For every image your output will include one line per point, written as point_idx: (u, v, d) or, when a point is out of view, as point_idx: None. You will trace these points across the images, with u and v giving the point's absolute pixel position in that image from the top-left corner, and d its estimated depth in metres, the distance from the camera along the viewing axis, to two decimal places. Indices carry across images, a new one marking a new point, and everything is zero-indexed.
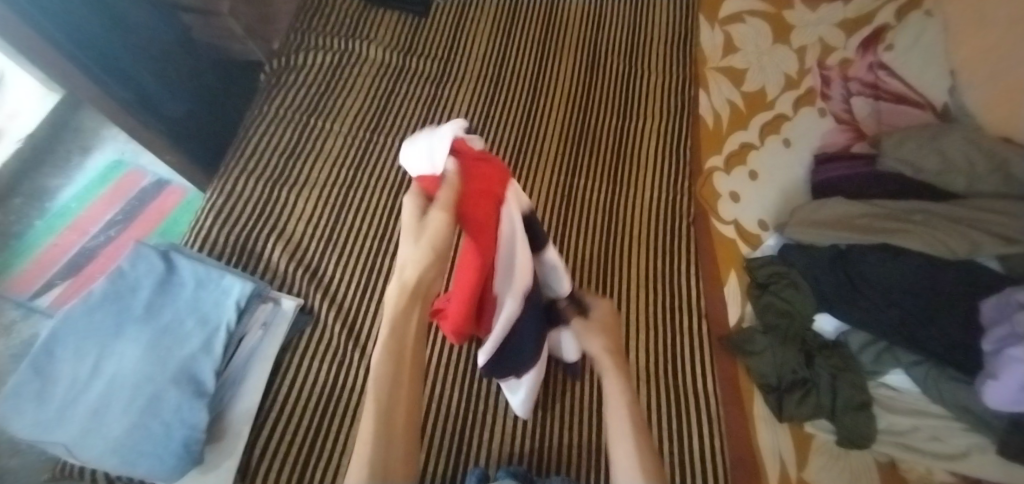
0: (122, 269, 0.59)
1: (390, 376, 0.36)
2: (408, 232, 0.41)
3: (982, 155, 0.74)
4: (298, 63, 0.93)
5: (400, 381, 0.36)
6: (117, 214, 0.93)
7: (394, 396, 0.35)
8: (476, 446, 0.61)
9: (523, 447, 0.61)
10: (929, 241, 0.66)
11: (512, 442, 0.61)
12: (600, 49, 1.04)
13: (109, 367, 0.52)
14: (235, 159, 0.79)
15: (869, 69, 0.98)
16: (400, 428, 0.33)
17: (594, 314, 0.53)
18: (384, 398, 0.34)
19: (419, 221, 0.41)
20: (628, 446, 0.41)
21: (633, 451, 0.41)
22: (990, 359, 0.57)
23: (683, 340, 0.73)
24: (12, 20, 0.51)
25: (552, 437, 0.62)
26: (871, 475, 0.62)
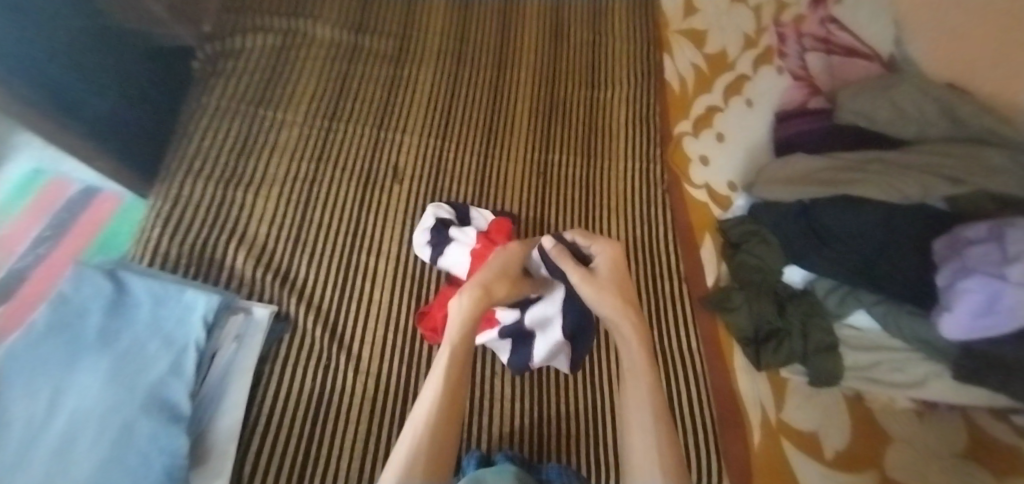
0: (64, 293, 0.52)
1: (450, 378, 0.47)
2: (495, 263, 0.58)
3: (930, 102, 0.77)
4: (237, 47, 0.84)
5: (457, 384, 0.47)
6: (46, 230, 0.77)
7: (452, 396, 0.45)
8: (473, 431, 0.60)
9: (520, 425, 0.62)
10: (885, 188, 0.68)
11: (510, 422, 0.62)
12: (563, 18, 1.01)
13: (69, 402, 0.45)
14: (178, 159, 0.72)
15: (820, 24, 1.01)
16: (448, 424, 0.44)
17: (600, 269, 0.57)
18: (444, 394, 0.45)
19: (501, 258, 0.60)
20: (649, 441, 0.44)
21: (654, 445, 0.44)
22: (943, 293, 0.59)
23: (666, 309, 0.74)
24: None
25: (546, 411, 0.63)
26: (840, 408, 0.68)
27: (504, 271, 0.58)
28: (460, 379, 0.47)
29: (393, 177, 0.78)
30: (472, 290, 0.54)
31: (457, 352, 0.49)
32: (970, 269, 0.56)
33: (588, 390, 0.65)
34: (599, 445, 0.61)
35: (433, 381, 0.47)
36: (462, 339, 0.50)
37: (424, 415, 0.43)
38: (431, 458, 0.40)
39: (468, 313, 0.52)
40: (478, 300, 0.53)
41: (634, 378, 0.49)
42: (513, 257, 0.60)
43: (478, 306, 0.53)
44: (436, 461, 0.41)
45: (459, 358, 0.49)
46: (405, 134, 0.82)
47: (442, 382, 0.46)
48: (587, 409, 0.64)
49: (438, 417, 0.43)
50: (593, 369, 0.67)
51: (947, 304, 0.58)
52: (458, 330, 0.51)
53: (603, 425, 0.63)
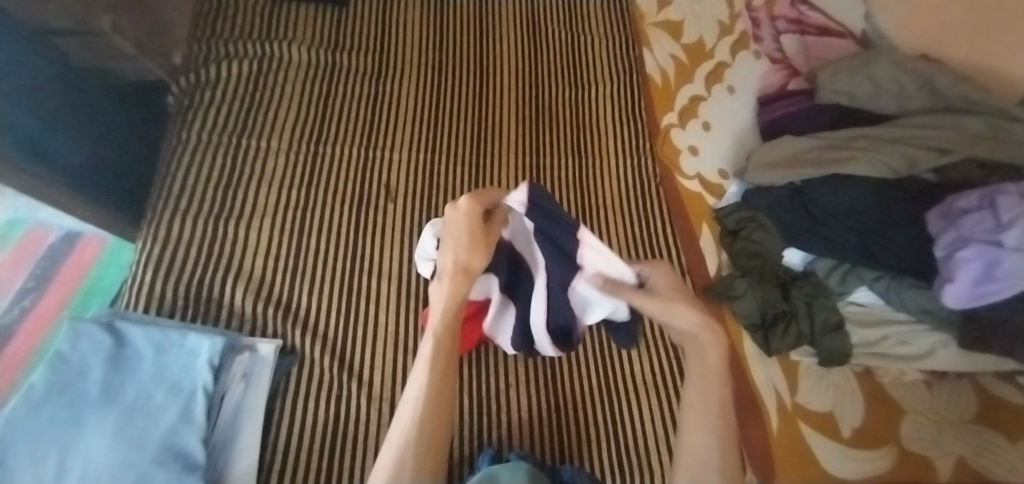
0: (62, 352, 0.50)
1: (437, 368, 0.42)
2: (457, 236, 0.46)
3: (907, 75, 0.78)
4: (210, 77, 0.82)
5: (444, 376, 0.42)
6: (28, 280, 0.81)
7: (439, 392, 0.41)
8: (491, 435, 0.59)
9: (540, 426, 0.61)
10: (875, 164, 0.70)
11: (529, 424, 0.61)
12: (539, 20, 1.00)
13: (77, 464, 0.42)
14: (162, 198, 0.70)
15: (791, 6, 1.02)
16: (436, 424, 0.39)
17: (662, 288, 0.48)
18: (432, 384, 0.41)
19: (463, 227, 0.46)
20: (710, 448, 0.39)
21: (717, 453, 0.39)
22: (944, 264, 0.61)
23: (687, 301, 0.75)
24: None
25: (561, 412, 0.63)
26: (851, 386, 0.69)
27: (473, 235, 0.45)
28: (446, 368, 0.43)
29: (386, 196, 0.76)
30: (450, 275, 0.45)
31: (441, 340, 0.44)
32: (966, 239, 0.58)
33: (603, 389, 0.66)
34: (619, 442, 0.61)
35: (418, 377, 0.42)
36: (445, 328, 0.45)
37: (412, 409, 0.40)
38: (426, 450, 0.37)
39: (449, 302, 0.45)
40: (457, 284, 0.46)
41: (695, 374, 0.44)
42: (477, 213, 0.46)
43: (455, 290, 0.45)
44: (428, 450, 0.38)
45: (445, 346, 0.44)
46: (393, 152, 0.81)
47: (427, 376, 0.42)
48: (603, 407, 0.64)
49: (426, 407, 0.40)
50: (607, 369, 0.68)
51: (948, 275, 0.59)
52: (443, 316, 0.45)
53: (623, 420, 0.63)
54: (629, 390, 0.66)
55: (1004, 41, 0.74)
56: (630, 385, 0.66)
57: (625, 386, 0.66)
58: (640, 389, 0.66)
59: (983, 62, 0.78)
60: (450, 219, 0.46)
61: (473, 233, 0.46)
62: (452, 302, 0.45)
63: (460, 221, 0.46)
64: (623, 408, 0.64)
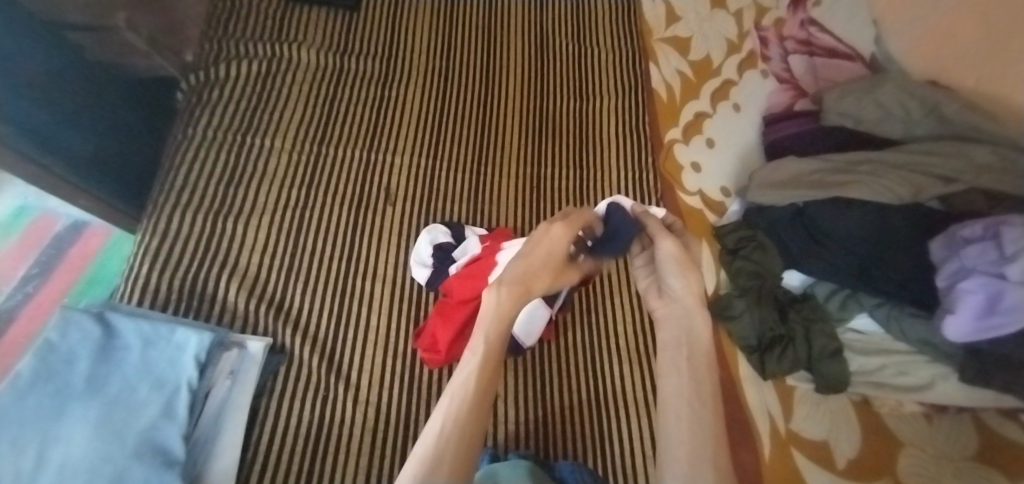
0: (50, 340, 0.50)
1: (484, 372, 0.38)
2: (546, 258, 0.47)
3: (914, 100, 0.77)
4: (220, 75, 0.83)
5: (489, 381, 0.38)
6: (33, 267, 0.83)
7: (486, 387, 0.38)
8: (488, 433, 0.62)
9: (533, 430, 0.63)
10: (877, 189, 0.69)
11: (523, 429, 0.62)
12: (548, 31, 1.01)
13: (57, 455, 0.42)
14: (164, 192, 0.71)
15: (801, 27, 1.03)
16: (476, 422, 0.35)
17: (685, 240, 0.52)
18: (478, 385, 0.37)
19: (552, 251, 0.47)
20: (698, 437, 0.36)
21: (707, 430, 0.37)
22: (945, 295, 0.59)
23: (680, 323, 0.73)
24: None
25: (560, 417, 0.64)
26: (848, 414, 0.68)
27: (549, 258, 0.47)
28: (494, 373, 0.39)
29: (386, 199, 0.77)
30: (512, 285, 0.43)
31: (491, 344, 0.40)
32: (969, 270, 0.57)
33: (594, 399, 0.66)
34: (609, 451, 0.62)
35: (463, 375, 0.38)
36: (496, 336, 0.41)
37: (454, 406, 0.36)
38: (461, 452, 0.32)
39: (505, 311, 0.42)
40: (517, 296, 0.43)
41: (681, 359, 0.43)
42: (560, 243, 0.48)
43: (517, 305, 0.43)
44: (467, 449, 0.33)
45: (494, 349, 0.40)
46: (395, 155, 0.81)
47: (473, 380, 0.37)
48: (593, 417, 0.65)
49: (468, 406, 0.36)
50: (597, 381, 0.68)
51: (949, 306, 0.58)
52: (495, 319, 0.41)
53: (614, 431, 0.64)
54: (619, 405, 0.66)
55: (1015, 70, 0.72)
56: (621, 400, 0.67)
57: (615, 400, 0.67)
58: (629, 404, 0.66)
59: (992, 90, 0.76)
60: (548, 235, 0.48)
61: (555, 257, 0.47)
62: (507, 313, 0.42)
63: (554, 244, 0.48)
64: (615, 419, 0.65)
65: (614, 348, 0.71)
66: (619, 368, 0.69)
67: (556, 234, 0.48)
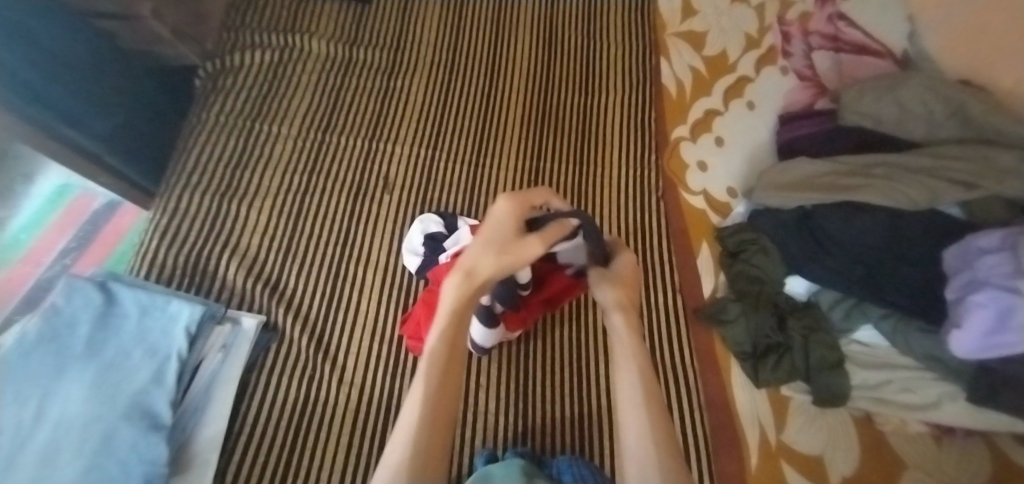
0: (56, 305, 0.54)
1: (436, 384, 0.39)
2: (486, 237, 0.41)
3: (940, 100, 0.72)
4: (236, 64, 0.87)
5: (445, 386, 0.39)
6: (71, 241, 0.90)
7: (444, 384, 0.39)
8: (485, 433, 0.62)
9: (512, 428, 0.62)
10: (891, 194, 0.65)
11: (505, 427, 0.62)
12: (557, 25, 1.00)
13: (54, 410, 0.47)
14: (177, 174, 0.75)
15: (828, 21, 0.98)
16: (439, 420, 0.37)
17: (615, 266, 0.49)
18: (430, 396, 0.38)
19: (493, 227, 0.42)
20: (642, 427, 0.39)
21: (648, 430, 0.39)
22: (954, 308, 0.55)
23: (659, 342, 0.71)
24: None
25: (554, 415, 0.64)
26: (848, 430, 0.64)
27: (489, 239, 0.41)
28: (447, 377, 0.39)
29: (383, 188, 0.79)
30: (454, 275, 0.42)
31: (439, 354, 0.40)
32: (982, 282, 0.53)
33: (576, 402, 0.65)
34: (588, 445, 0.62)
35: (420, 378, 0.39)
36: (449, 332, 0.41)
37: (410, 424, 0.36)
38: (424, 455, 0.34)
39: (453, 306, 0.41)
40: (462, 287, 0.41)
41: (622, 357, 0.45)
42: (501, 216, 0.42)
43: (461, 295, 0.41)
44: (429, 459, 0.34)
45: (443, 360, 0.40)
46: (396, 145, 0.83)
47: (427, 380, 0.39)
48: (572, 420, 0.64)
49: (426, 417, 0.36)
50: (581, 382, 0.67)
51: (957, 320, 0.54)
52: (444, 326, 0.41)
53: (595, 433, 0.63)
54: (603, 404, 0.65)
55: None
56: (604, 404, 0.65)
57: (598, 402, 0.65)
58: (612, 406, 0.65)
59: None
60: (491, 213, 0.43)
61: (497, 235, 0.41)
62: (457, 304, 0.41)
63: (496, 220, 0.42)
64: (597, 421, 0.64)
65: (602, 346, 0.70)
66: (604, 367, 0.68)
67: (498, 209, 0.42)
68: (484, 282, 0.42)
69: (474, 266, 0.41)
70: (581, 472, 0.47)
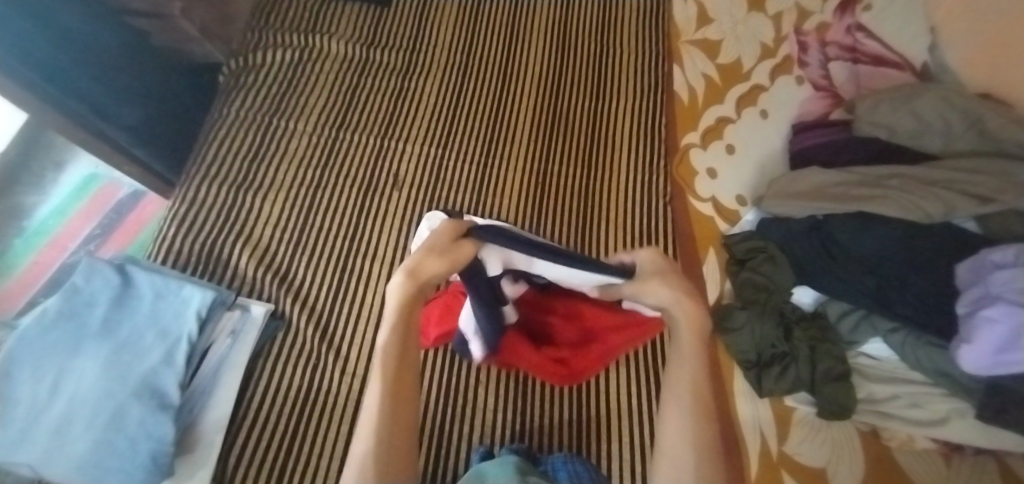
0: (76, 285, 0.57)
1: (392, 384, 0.40)
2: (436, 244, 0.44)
3: (957, 113, 0.71)
4: (257, 61, 0.90)
5: (399, 383, 0.40)
6: (96, 228, 0.94)
7: (396, 385, 0.40)
8: (484, 431, 0.63)
9: (511, 427, 0.63)
10: (906, 205, 0.63)
11: (504, 425, 0.63)
12: (571, 30, 1.01)
13: (69, 386, 0.50)
14: (197, 165, 0.78)
15: (846, 32, 0.97)
16: (400, 420, 0.38)
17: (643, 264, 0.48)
18: (387, 396, 0.39)
19: (444, 239, 0.44)
20: (685, 431, 0.40)
21: (691, 434, 0.40)
22: (965, 322, 0.54)
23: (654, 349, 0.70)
24: None
25: (553, 416, 0.64)
26: (853, 445, 0.63)
27: (436, 245, 0.44)
28: (401, 376, 0.40)
29: (393, 184, 0.80)
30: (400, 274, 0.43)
31: (389, 356, 0.40)
32: (994, 297, 0.52)
33: (575, 407, 0.65)
34: (586, 447, 0.62)
35: (374, 380, 0.40)
36: (395, 335, 0.41)
37: (370, 426, 0.37)
38: (387, 457, 0.36)
39: (396, 307, 0.42)
40: (406, 287, 0.42)
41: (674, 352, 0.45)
42: (448, 229, 0.45)
43: (407, 292, 0.42)
44: (392, 460, 0.36)
45: (394, 360, 0.41)
46: (408, 143, 0.84)
47: (379, 383, 0.40)
48: (571, 423, 0.63)
49: (384, 418, 0.38)
50: (581, 385, 0.66)
51: (966, 335, 0.53)
52: (392, 327, 0.42)
53: (595, 436, 0.63)
54: (605, 408, 0.65)
55: None
56: (603, 410, 0.64)
57: (598, 405, 0.65)
58: (610, 412, 0.64)
59: None
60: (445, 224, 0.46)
61: (445, 245, 0.44)
62: (403, 303, 0.42)
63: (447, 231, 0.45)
64: (595, 426, 0.63)
65: None
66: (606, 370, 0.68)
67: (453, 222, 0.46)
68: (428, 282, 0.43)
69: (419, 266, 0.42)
70: (576, 469, 0.48)
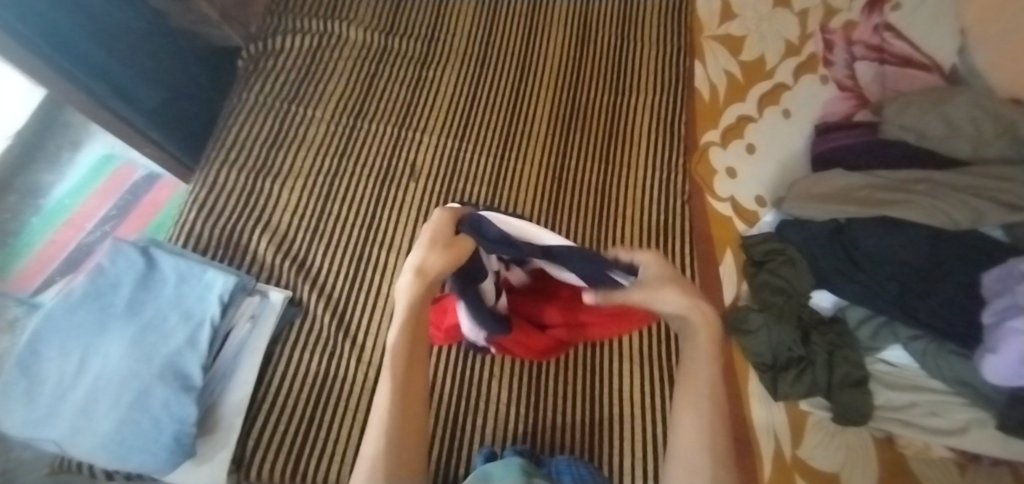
0: (102, 265, 0.57)
1: (399, 386, 0.37)
2: (435, 238, 0.40)
3: (988, 119, 0.70)
4: (277, 47, 0.90)
5: (410, 385, 0.37)
6: (112, 209, 0.94)
7: (406, 384, 0.37)
8: (497, 424, 0.63)
9: (523, 421, 0.63)
10: (929, 210, 0.63)
11: (517, 420, 0.63)
12: (591, 22, 1.00)
13: (95, 365, 0.51)
14: (217, 150, 0.78)
15: (874, 31, 0.95)
16: (413, 421, 0.36)
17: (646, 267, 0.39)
18: (397, 395, 0.36)
19: (441, 232, 0.40)
20: (708, 443, 0.33)
21: (712, 447, 0.33)
22: (990, 332, 0.54)
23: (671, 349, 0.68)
24: None
25: (567, 413, 0.64)
26: (867, 451, 0.63)
27: (439, 238, 0.39)
28: (411, 373, 0.38)
29: (410, 175, 0.80)
30: (406, 275, 0.39)
31: (398, 355, 0.38)
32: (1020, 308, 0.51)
33: (588, 406, 0.64)
34: (598, 445, 0.62)
35: (384, 382, 0.38)
36: (408, 334, 0.38)
37: (378, 428, 0.35)
38: (394, 464, 0.33)
39: (410, 306, 0.39)
40: (418, 287, 0.38)
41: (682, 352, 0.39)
42: (445, 221, 0.41)
43: (418, 296, 0.38)
44: (405, 465, 0.34)
45: (402, 362, 0.38)
46: (424, 134, 0.84)
47: (388, 384, 0.37)
48: (583, 421, 0.64)
49: (393, 419, 0.35)
50: (594, 384, 0.66)
51: (992, 345, 0.53)
52: (401, 327, 0.39)
53: (608, 434, 0.63)
54: (620, 407, 0.64)
55: None
56: (616, 409, 0.64)
57: (611, 404, 0.65)
58: (624, 412, 0.64)
59: None
60: (438, 218, 0.42)
61: (446, 238, 0.40)
62: (414, 303, 0.39)
63: (443, 224, 0.41)
64: (606, 425, 0.63)
65: (618, 347, 0.69)
66: (621, 368, 0.67)
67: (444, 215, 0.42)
68: (439, 277, 0.39)
69: (424, 265, 0.38)
70: (581, 471, 0.48)
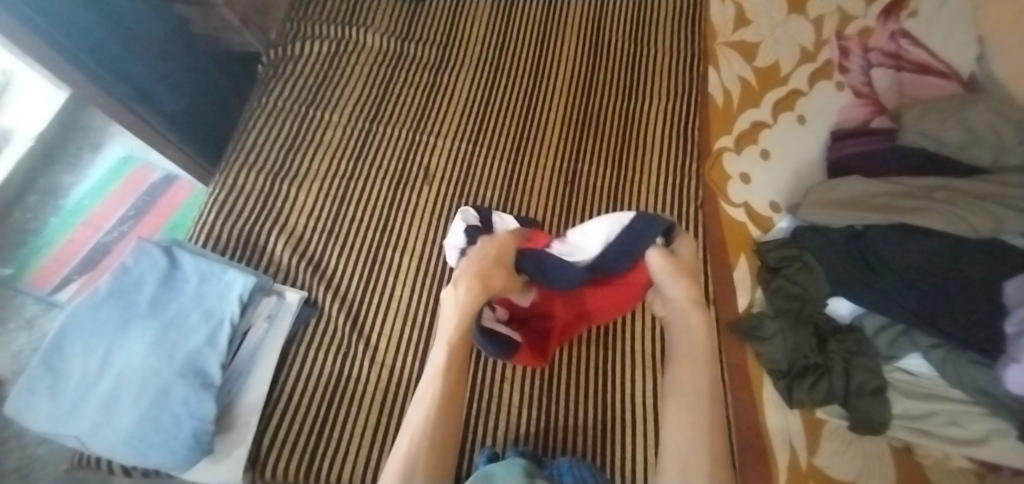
0: (126, 264, 0.58)
1: (442, 393, 0.47)
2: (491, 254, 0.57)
3: (1009, 126, 0.69)
4: (295, 52, 0.92)
5: (450, 390, 0.48)
6: (129, 209, 0.95)
7: (450, 388, 0.48)
8: (509, 426, 0.63)
9: (535, 424, 0.63)
10: (951, 219, 0.62)
11: (529, 423, 0.63)
12: (605, 28, 1.00)
13: (117, 361, 0.52)
14: (237, 152, 0.80)
15: (890, 38, 0.94)
16: (445, 424, 0.45)
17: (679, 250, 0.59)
18: (439, 399, 0.47)
19: (497, 251, 0.57)
20: (697, 426, 0.45)
21: (701, 430, 0.45)
22: (1013, 342, 0.53)
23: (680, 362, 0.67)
24: (15, 27, 0.51)
25: (578, 417, 0.63)
26: (884, 461, 0.61)
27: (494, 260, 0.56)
28: (451, 385, 0.48)
29: (424, 178, 0.81)
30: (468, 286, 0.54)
31: (446, 367, 0.49)
32: None
33: (599, 408, 0.64)
34: (610, 450, 0.61)
35: (430, 383, 0.48)
36: (456, 345, 0.51)
37: (421, 422, 0.45)
38: (431, 461, 0.42)
39: (460, 318, 0.52)
40: (474, 295, 0.53)
41: (686, 360, 0.51)
42: (503, 243, 0.59)
43: (473, 302, 0.53)
44: (439, 458, 0.43)
45: (449, 372, 0.49)
46: (439, 138, 0.85)
47: (433, 388, 0.47)
48: (592, 424, 0.63)
49: (432, 420, 0.45)
50: (606, 387, 0.65)
51: (1015, 354, 0.52)
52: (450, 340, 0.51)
53: (619, 438, 0.62)
54: (633, 413, 0.64)
55: None
56: (627, 414, 0.64)
57: (623, 408, 0.64)
58: (636, 417, 0.63)
59: None
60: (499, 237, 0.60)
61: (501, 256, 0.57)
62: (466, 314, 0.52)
63: (503, 244, 0.59)
64: (618, 429, 0.63)
65: (630, 351, 0.68)
66: (631, 373, 0.66)
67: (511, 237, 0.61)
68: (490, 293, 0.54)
69: (484, 278, 0.54)
70: (582, 473, 0.48)
